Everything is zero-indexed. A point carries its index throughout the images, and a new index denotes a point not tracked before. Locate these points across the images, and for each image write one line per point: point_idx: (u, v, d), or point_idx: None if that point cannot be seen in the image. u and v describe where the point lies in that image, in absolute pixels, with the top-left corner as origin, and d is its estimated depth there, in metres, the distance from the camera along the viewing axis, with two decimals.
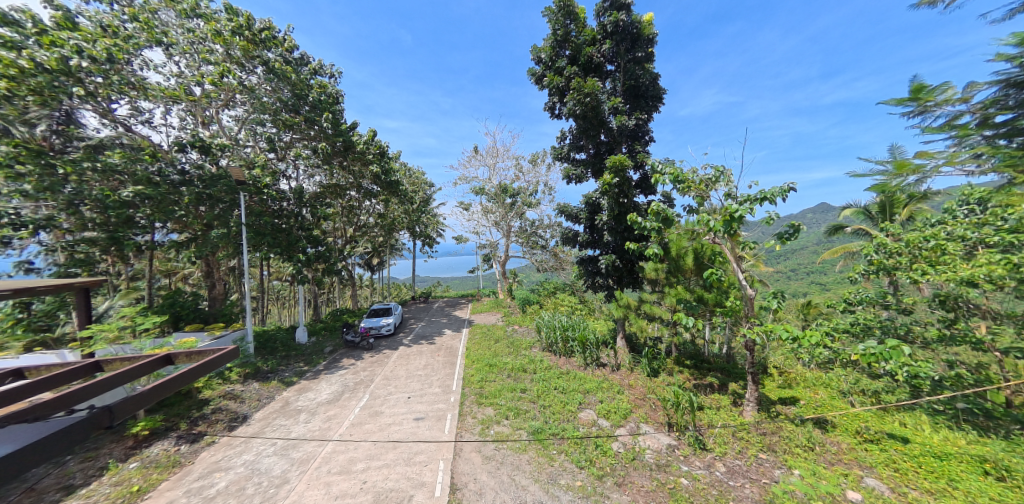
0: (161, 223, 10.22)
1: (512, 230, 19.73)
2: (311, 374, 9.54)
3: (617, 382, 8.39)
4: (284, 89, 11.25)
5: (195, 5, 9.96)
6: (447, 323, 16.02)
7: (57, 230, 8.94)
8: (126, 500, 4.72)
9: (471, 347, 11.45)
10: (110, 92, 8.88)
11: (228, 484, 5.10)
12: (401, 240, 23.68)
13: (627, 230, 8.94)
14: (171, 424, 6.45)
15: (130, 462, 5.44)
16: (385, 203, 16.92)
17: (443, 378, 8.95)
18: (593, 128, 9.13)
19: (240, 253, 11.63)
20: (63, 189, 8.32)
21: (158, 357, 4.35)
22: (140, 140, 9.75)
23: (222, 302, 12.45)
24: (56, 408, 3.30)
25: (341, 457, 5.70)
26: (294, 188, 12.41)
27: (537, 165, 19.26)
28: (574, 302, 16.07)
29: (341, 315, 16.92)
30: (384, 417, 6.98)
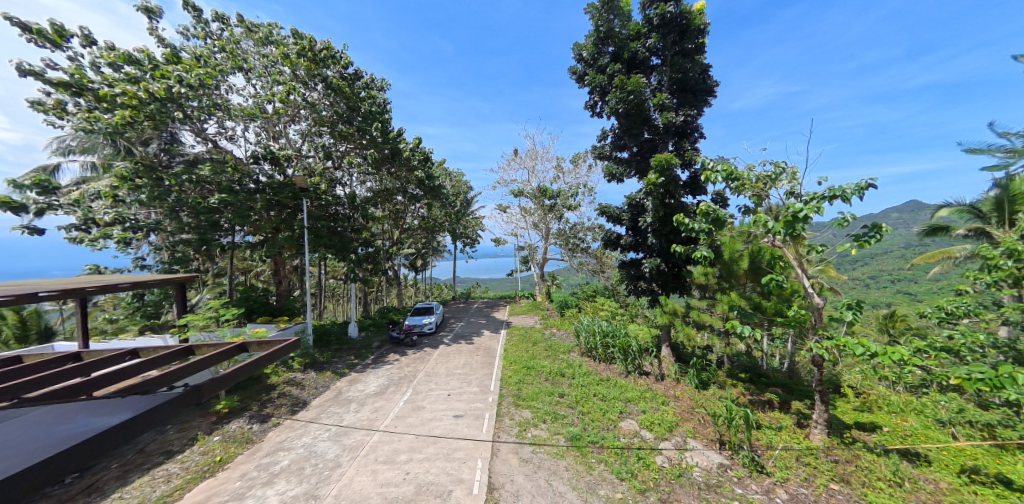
0: (240, 227, 11.61)
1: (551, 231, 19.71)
2: (360, 367, 10.22)
3: (661, 393, 7.97)
4: (340, 102, 12.23)
5: (268, 34, 11.31)
6: (486, 324, 16.34)
7: (162, 233, 10.53)
8: (210, 469, 5.42)
9: (508, 349, 11.54)
10: (201, 113, 10.28)
11: (289, 463, 5.63)
12: (443, 242, 24.56)
13: (672, 232, 8.47)
14: (245, 405, 7.30)
15: (214, 435, 6.24)
16: (428, 206, 17.71)
17: (481, 378, 9.14)
18: (636, 126, 8.84)
19: (301, 253, 12.82)
20: (167, 198, 9.77)
21: (235, 345, 4.92)
22: (224, 154, 11.17)
23: (287, 297, 13.80)
24: (158, 384, 3.87)
25: (387, 448, 6.03)
26: (348, 194, 13.43)
27: (577, 166, 18.97)
28: (615, 306, 15.56)
29: (387, 312, 17.94)
30: (424, 412, 7.28)
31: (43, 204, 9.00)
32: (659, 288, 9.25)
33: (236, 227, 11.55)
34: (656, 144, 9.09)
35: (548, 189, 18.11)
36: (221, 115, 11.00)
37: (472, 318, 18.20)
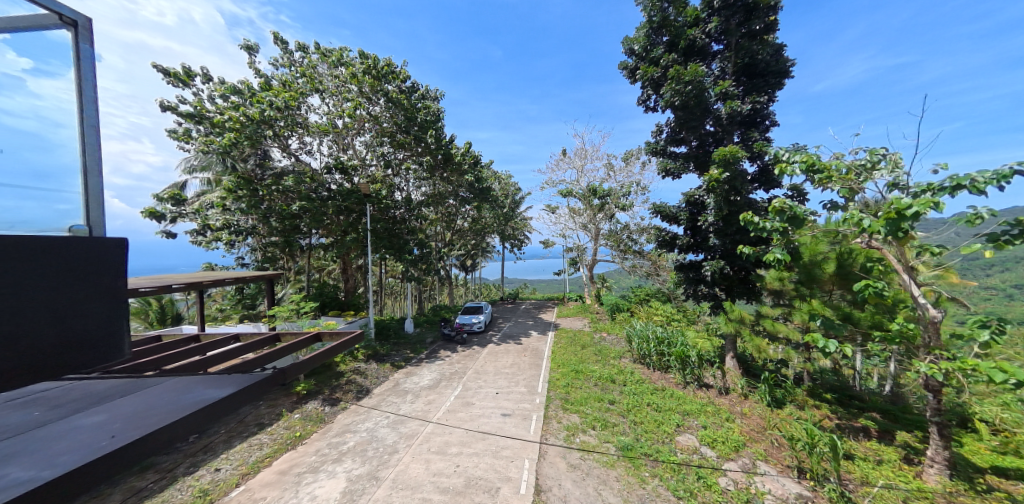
0: (317, 231, 13.09)
1: (601, 232, 19.17)
2: (415, 361, 10.87)
3: (726, 409, 7.28)
4: (399, 114, 13.20)
5: (339, 57, 12.61)
6: (534, 325, 16.36)
7: (257, 236, 12.27)
8: (292, 442, 6.21)
9: (555, 351, 11.42)
10: (286, 132, 11.78)
11: (354, 444, 6.20)
12: (492, 244, 25.15)
13: (739, 232, 7.73)
14: (319, 388, 8.20)
15: (295, 413, 7.12)
16: (478, 209, 18.30)
17: (528, 379, 9.18)
18: (694, 119, 8.27)
19: (365, 254, 14.03)
20: (260, 206, 11.36)
21: (311, 335, 5.56)
22: (304, 166, 12.65)
23: (353, 294, 15.21)
24: (254, 365, 4.51)
25: (439, 439, 6.33)
26: (405, 198, 14.42)
27: (630, 164, 18.16)
28: (670, 311, 14.57)
29: (440, 311, 18.86)
30: (474, 408, 7.50)
31: (174, 213, 11.05)
32: (722, 293, 8.53)
33: (313, 231, 13.02)
34: (717, 138, 8.43)
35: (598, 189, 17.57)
36: (301, 132, 12.48)
37: (521, 319, 18.36)
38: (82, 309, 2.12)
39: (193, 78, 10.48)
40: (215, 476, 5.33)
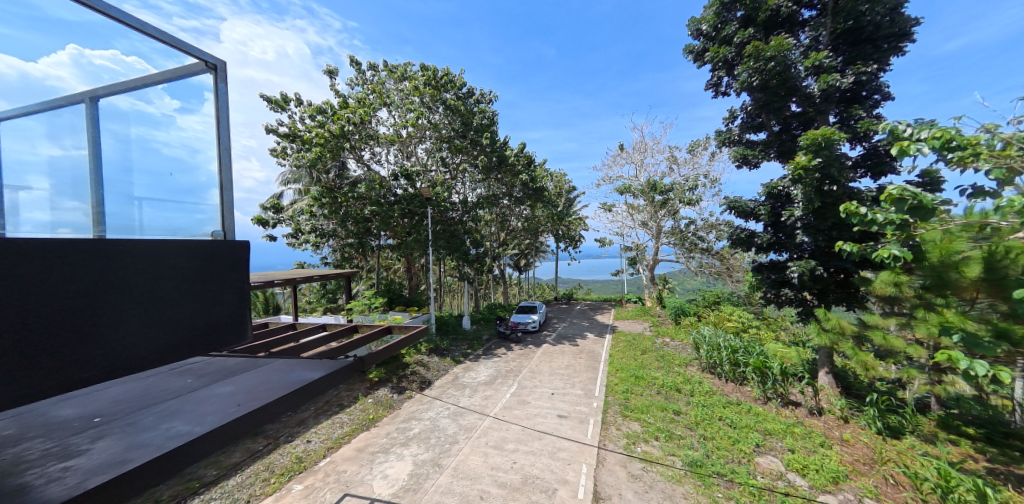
0: (385, 233, 14.31)
1: (662, 229, 18.01)
2: (473, 357, 11.31)
3: (819, 433, 6.27)
4: (456, 120, 13.88)
5: (403, 72, 13.63)
6: (590, 327, 15.90)
7: (337, 238, 13.83)
8: (367, 424, 6.92)
9: (612, 355, 10.98)
10: (360, 144, 13.09)
11: (419, 431, 6.67)
12: (547, 243, 25.04)
13: (836, 227, 6.71)
14: (388, 377, 9.00)
15: (369, 398, 7.92)
16: (531, 209, 18.42)
17: (584, 381, 8.98)
18: (777, 100, 7.31)
19: (426, 254, 15.00)
20: (339, 212, 12.77)
21: (383, 328, 6.17)
22: (374, 174, 13.85)
23: (416, 291, 16.37)
24: (338, 353, 5.13)
25: (496, 434, 6.49)
26: (462, 200, 15.12)
27: (696, 155, 16.67)
28: (744, 316, 13.01)
29: (495, 309, 19.38)
30: (529, 407, 7.55)
31: (275, 219, 12.99)
32: (813, 298, 7.61)
33: (382, 233, 14.31)
34: (807, 119, 7.41)
35: (659, 183, 16.48)
36: (373, 144, 13.73)
37: (578, 320, 17.99)
38: (218, 297, 2.87)
39: (287, 103, 12.18)
40: (307, 447, 6.18)
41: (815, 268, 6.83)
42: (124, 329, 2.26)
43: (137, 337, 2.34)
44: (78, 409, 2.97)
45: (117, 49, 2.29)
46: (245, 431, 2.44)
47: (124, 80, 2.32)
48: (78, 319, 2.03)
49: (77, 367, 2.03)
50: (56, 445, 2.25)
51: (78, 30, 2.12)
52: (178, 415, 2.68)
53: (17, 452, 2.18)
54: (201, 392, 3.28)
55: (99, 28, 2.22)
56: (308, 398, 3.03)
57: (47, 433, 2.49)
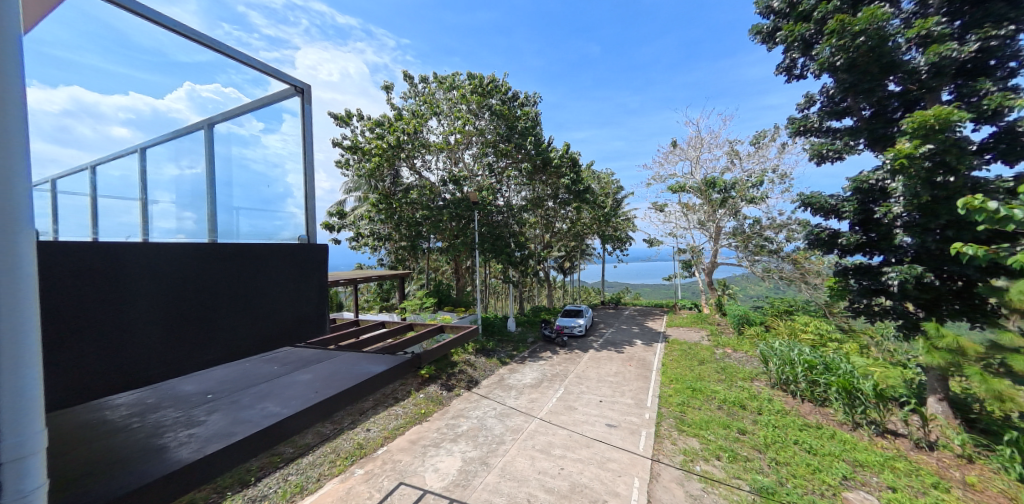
0: (434, 236, 14.99)
1: (721, 230, 16.64)
2: (518, 359, 11.38)
3: (926, 471, 5.26)
4: (502, 125, 14.14)
5: (452, 82, 14.18)
6: (639, 333, 15.13)
7: (392, 242, 14.79)
8: (419, 418, 7.30)
9: (665, 365, 10.33)
10: (413, 153, 13.83)
11: (467, 429, 6.86)
12: (594, 246, 24.38)
13: (951, 227, 5.62)
14: (438, 374, 9.40)
15: (420, 394, 8.34)
16: (577, 210, 18.07)
17: (634, 390, 8.56)
18: (869, 80, 6.35)
19: (473, 256, 15.44)
20: (394, 217, 13.63)
21: (435, 328, 6.48)
22: (425, 181, 14.54)
23: (463, 292, 16.93)
24: (397, 349, 5.49)
25: (543, 438, 6.43)
26: (507, 203, 15.34)
27: (761, 148, 15.06)
28: (822, 328, 11.42)
29: (540, 311, 19.31)
30: (577, 413, 7.36)
31: (339, 224, 14.29)
32: (918, 311, 6.44)
33: (433, 237, 15.02)
34: (911, 99, 6.30)
35: (718, 180, 15.18)
36: (424, 153, 14.36)
37: (627, 325, 17.22)
38: (304, 296, 3.30)
39: (350, 119, 13.33)
40: (367, 435, 6.69)
41: (923, 275, 5.80)
42: (207, 319, 2.53)
43: (222, 325, 2.63)
44: (196, 386, 3.46)
45: (218, 82, 2.66)
46: (322, 419, 2.61)
47: (225, 109, 2.70)
48: (185, 308, 2.39)
49: (200, 349, 2.48)
50: (181, 414, 2.62)
51: (189, 68, 2.49)
52: (270, 397, 2.98)
53: (156, 417, 2.58)
54: (285, 378, 3.60)
55: (202, 59, 2.56)
56: (374, 390, 3.28)
57: (175, 403, 2.92)
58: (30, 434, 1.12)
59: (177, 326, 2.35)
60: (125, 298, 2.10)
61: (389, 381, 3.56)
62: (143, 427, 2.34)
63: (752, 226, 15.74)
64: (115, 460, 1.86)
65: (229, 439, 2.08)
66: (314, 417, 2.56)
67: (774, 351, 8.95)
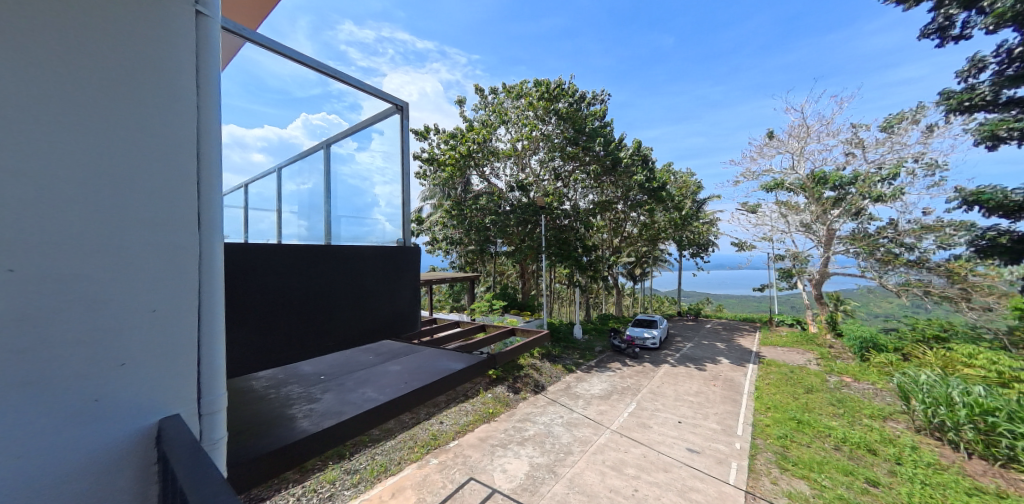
0: (502, 241, 15.37)
1: (835, 234, 14.30)
2: (585, 368, 11.03)
3: None
4: (569, 128, 14.02)
5: (520, 90, 14.41)
6: (724, 350, 13.58)
7: (462, 246, 15.53)
8: (487, 417, 7.51)
9: (760, 390, 9.10)
10: (483, 161, 14.36)
11: (534, 434, 6.83)
12: (668, 251, 22.67)
13: None
14: (505, 375, 9.56)
15: (488, 393, 8.57)
16: (649, 212, 17.02)
17: (721, 415, 7.69)
18: None
19: (538, 260, 15.46)
20: (464, 222, 14.32)
21: (505, 330, 6.63)
22: (492, 187, 15.00)
23: (529, 296, 17.06)
24: (471, 349, 5.72)
25: (614, 454, 6.09)
26: (574, 207, 15.09)
27: (890, 136, 12.58)
28: (997, 363, 8.85)
29: (608, 319, 18.53)
30: (652, 432, 6.84)
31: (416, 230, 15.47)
32: None
33: (500, 242, 15.39)
34: None
35: (829, 175, 13.93)
36: (492, 162, 14.75)
37: (710, 341, 15.55)
38: (400, 292, 3.55)
39: (428, 133, 14.39)
40: (440, 427, 7.07)
41: None
42: (325, 314, 2.88)
43: (337, 318, 2.97)
44: (310, 367, 4.04)
45: (324, 111, 3.01)
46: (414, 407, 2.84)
47: (331, 133, 3.09)
48: (309, 302, 2.75)
49: (321, 338, 2.85)
50: (303, 390, 3.11)
51: (302, 102, 2.89)
52: (368, 383, 3.29)
53: (286, 390, 3.11)
54: (379, 367, 3.96)
55: (312, 92, 2.94)
56: (455, 386, 3.40)
57: (298, 381, 3.46)
58: (219, 395, 1.51)
59: (304, 317, 2.73)
60: (260, 292, 2.47)
61: (467, 379, 3.66)
62: (275, 399, 2.83)
63: (881, 229, 13.28)
64: (262, 423, 2.30)
65: (338, 417, 2.35)
66: (409, 404, 2.80)
67: (918, 387, 7.36)
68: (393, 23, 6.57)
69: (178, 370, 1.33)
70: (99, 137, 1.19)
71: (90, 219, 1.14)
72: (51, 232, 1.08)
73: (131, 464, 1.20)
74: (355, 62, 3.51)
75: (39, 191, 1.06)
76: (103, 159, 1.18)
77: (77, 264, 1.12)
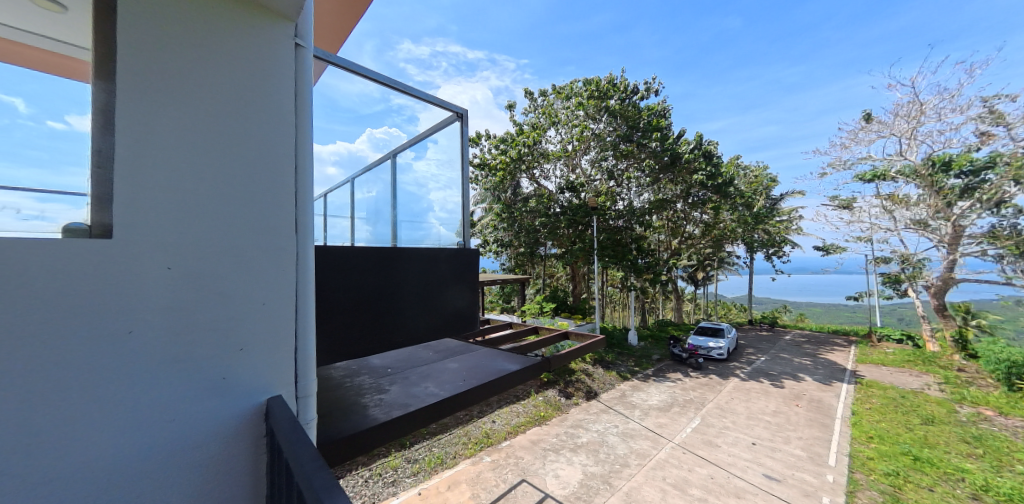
0: (551, 243, 15.22)
1: (963, 232, 11.98)
2: (641, 376, 10.48)
3: None
4: (622, 125, 13.55)
5: (571, 90, 14.22)
6: (807, 367, 12.04)
7: (512, 248, 15.62)
8: (538, 420, 7.45)
9: (856, 416, 7.90)
10: (533, 163, 14.34)
11: (587, 441, 6.63)
12: (735, 252, 20.77)
13: None
14: (556, 379, 9.43)
15: (539, 396, 8.51)
16: (712, 209, 15.78)
17: (806, 441, 6.81)
18: None
19: (590, 262, 15.06)
20: (513, 223, 14.47)
21: (559, 333, 6.55)
22: (541, 189, 14.83)
23: (579, 299, 16.68)
24: (525, 350, 5.74)
25: (676, 472, 5.68)
26: (628, 207, 14.44)
27: None
28: None
29: (666, 326, 17.43)
30: (721, 452, 6.27)
31: None
32: None
33: (549, 244, 15.23)
34: None
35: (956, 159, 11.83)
36: (540, 163, 14.50)
37: (790, 355, 13.82)
38: (462, 292, 3.65)
39: (479, 139, 14.75)
40: (492, 426, 7.16)
41: None
42: (393, 313, 3.04)
43: (405, 317, 3.13)
44: (377, 361, 4.32)
45: (386, 125, 3.18)
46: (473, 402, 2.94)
47: (394, 145, 3.28)
48: (378, 303, 2.92)
49: (391, 335, 3.03)
50: (373, 381, 3.34)
51: (367, 117, 3.06)
52: (430, 378, 3.43)
53: (358, 381, 3.37)
54: (438, 364, 4.11)
55: (376, 107, 3.11)
56: (511, 386, 3.41)
57: (368, 373, 3.73)
58: (310, 383, 1.94)
59: (375, 316, 2.91)
60: (337, 294, 2.67)
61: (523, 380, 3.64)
62: (350, 387, 3.09)
63: None
64: (338, 409, 2.54)
65: (405, 408, 2.52)
66: (469, 400, 2.90)
67: None
68: (446, 37, 6.92)
69: (282, 358, 1.76)
70: (229, 184, 1.63)
71: (225, 246, 1.60)
72: (202, 255, 1.54)
73: (249, 431, 1.65)
74: (413, 77, 3.76)
75: (193, 225, 1.52)
76: (232, 200, 1.63)
77: (216, 279, 1.57)
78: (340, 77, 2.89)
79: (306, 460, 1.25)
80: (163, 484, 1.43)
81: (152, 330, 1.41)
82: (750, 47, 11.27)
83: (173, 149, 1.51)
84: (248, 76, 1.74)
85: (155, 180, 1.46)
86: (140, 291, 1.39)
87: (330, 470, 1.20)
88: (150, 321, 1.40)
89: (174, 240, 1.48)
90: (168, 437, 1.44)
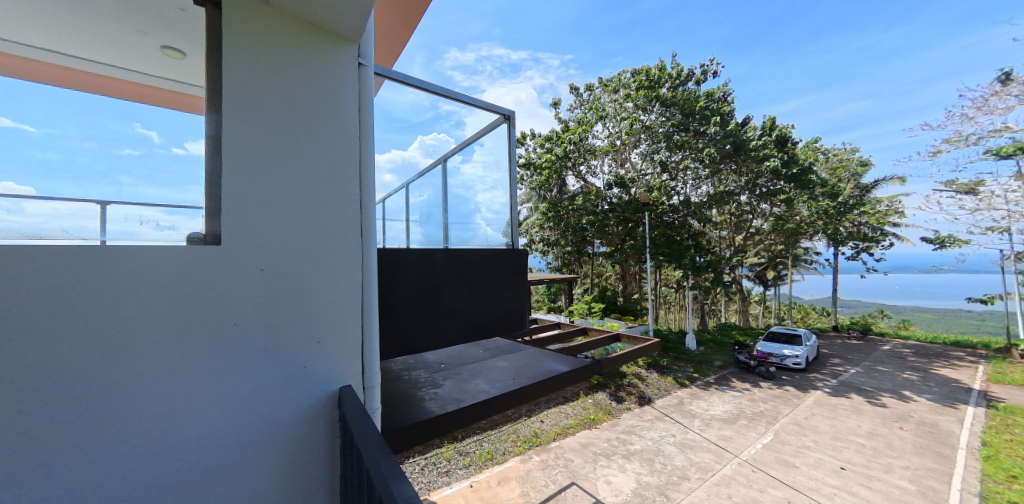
0: (599, 241, 14.77)
1: None
2: (702, 384, 9.76)
3: None
4: (676, 114, 12.77)
5: (619, 83, 13.70)
6: (910, 384, 10.35)
7: (558, 246, 15.42)
8: (588, 423, 7.26)
9: (980, 448, 6.61)
10: (580, 160, 14.02)
11: (642, 448, 6.31)
12: (811, 247, 18.61)
13: None
14: (607, 381, 9.12)
15: (588, 398, 8.29)
16: (782, 201, 14.22)
17: (911, 471, 5.84)
18: None
19: (642, 261, 14.36)
20: (559, 221, 14.29)
21: (610, 336, 6.31)
22: (588, 186, 14.40)
23: (630, 299, 15.98)
24: (574, 351, 5.61)
25: (744, 490, 5.18)
26: (684, 201, 13.50)
27: None
28: None
29: (729, 331, 16.07)
30: (800, 474, 5.61)
31: None
32: None
33: (597, 242, 14.80)
34: None
35: None
36: (587, 159, 14.12)
37: (886, 368, 11.99)
38: (511, 293, 3.63)
39: (525, 138, 14.76)
40: (541, 425, 7.11)
41: None
42: (446, 314, 3.09)
43: (457, 318, 3.17)
44: (430, 356, 4.46)
45: (435, 131, 3.24)
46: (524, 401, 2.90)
47: (443, 150, 3.34)
48: (431, 303, 2.99)
49: (445, 335, 3.09)
50: (427, 375, 3.45)
51: (418, 125, 3.13)
52: (480, 375, 3.46)
53: (414, 374, 3.50)
54: (488, 362, 4.14)
55: (426, 115, 3.18)
56: (561, 386, 3.32)
57: (423, 367, 3.87)
58: (375, 374, 2.01)
59: (429, 317, 2.98)
60: (393, 295, 2.77)
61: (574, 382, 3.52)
62: (407, 380, 3.21)
63: None
64: (396, 400, 2.64)
65: (459, 403, 2.56)
66: (519, 399, 2.86)
67: None
68: (492, 40, 7.02)
69: (350, 351, 1.84)
70: (305, 189, 1.75)
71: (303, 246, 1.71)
72: (286, 256, 1.66)
73: (324, 417, 1.75)
74: (459, 83, 3.80)
75: (277, 227, 1.65)
76: (308, 203, 1.75)
77: (294, 277, 1.68)
78: (392, 88, 2.98)
79: (373, 446, 1.29)
80: (256, 464, 1.57)
81: (246, 325, 1.55)
82: (827, 14, 10.15)
83: (261, 159, 1.65)
84: (317, 85, 1.84)
85: (246, 187, 1.60)
86: (234, 289, 1.53)
87: (395, 456, 1.23)
88: (247, 315, 1.55)
89: (262, 242, 1.61)
90: (260, 419, 1.58)
